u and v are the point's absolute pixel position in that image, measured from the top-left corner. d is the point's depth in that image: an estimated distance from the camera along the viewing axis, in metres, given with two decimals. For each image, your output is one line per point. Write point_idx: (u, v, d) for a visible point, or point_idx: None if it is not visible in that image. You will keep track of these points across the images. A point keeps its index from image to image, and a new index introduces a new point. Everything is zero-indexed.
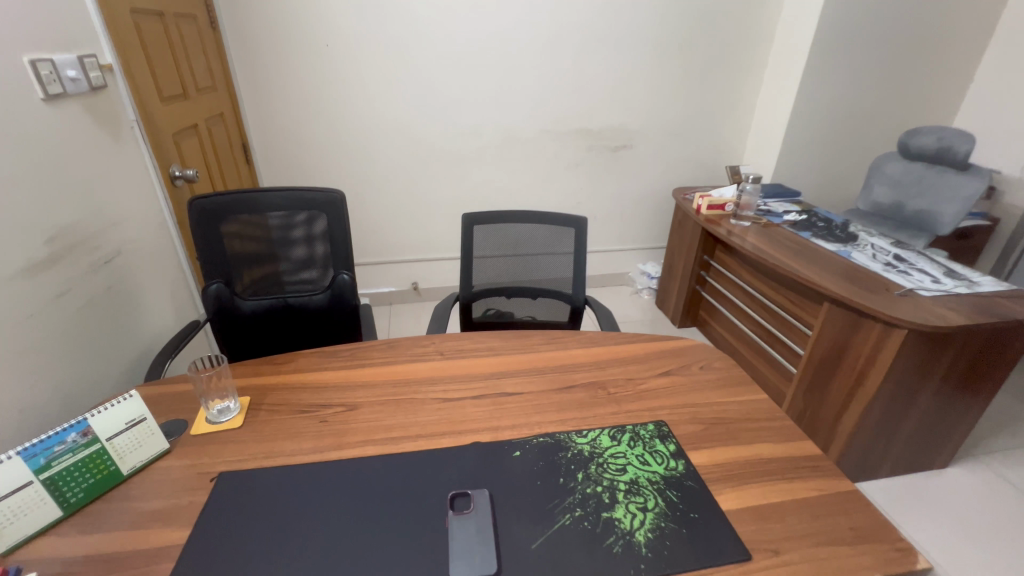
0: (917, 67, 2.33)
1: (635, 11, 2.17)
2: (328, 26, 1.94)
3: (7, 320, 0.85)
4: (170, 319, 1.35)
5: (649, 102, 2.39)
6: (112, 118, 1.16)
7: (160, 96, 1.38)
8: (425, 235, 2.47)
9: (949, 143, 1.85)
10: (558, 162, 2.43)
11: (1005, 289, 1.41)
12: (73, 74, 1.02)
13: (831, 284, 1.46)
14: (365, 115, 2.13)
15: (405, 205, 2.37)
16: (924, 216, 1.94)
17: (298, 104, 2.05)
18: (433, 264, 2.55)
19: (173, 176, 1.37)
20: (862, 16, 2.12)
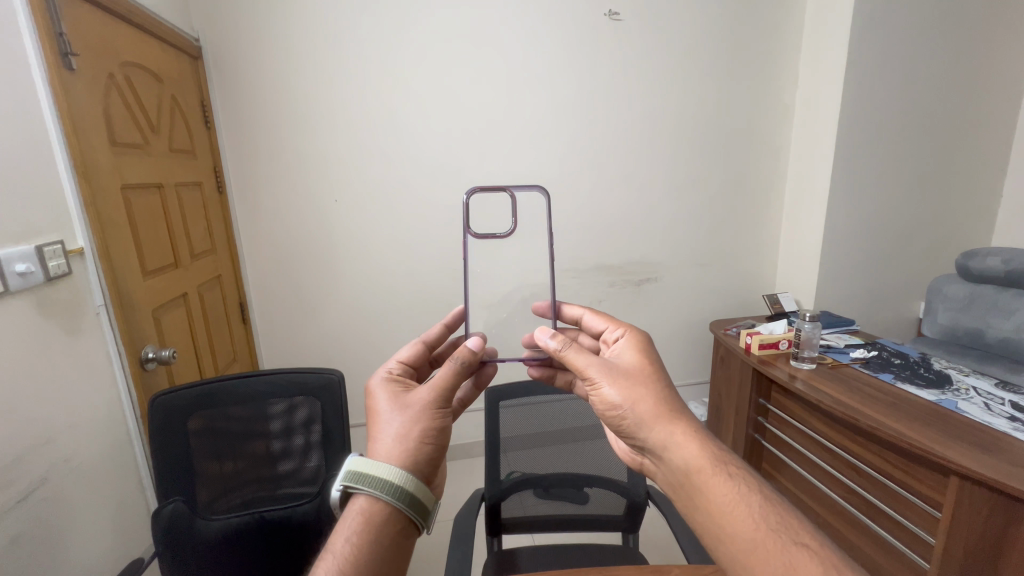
0: (949, 190, 2.23)
1: (646, 152, 2.17)
2: (338, 183, 1.91)
3: None
4: (101, 545, 1.03)
5: (670, 235, 2.29)
6: (69, 309, 1.00)
7: (143, 269, 1.24)
8: None
9: (1019, 266, 1.66)
10: (581, 300, 2.26)
11: None
12: (23, 267, 0.88)
13: (957, 453, 1.14)
14: (373, 267, 2.01)
15: None
16: (1018, 348, 1.65)
17: (303, 258, 1.94)
18: None
19: (142, 362, 1.18)
20: (881, 146, 2.08)
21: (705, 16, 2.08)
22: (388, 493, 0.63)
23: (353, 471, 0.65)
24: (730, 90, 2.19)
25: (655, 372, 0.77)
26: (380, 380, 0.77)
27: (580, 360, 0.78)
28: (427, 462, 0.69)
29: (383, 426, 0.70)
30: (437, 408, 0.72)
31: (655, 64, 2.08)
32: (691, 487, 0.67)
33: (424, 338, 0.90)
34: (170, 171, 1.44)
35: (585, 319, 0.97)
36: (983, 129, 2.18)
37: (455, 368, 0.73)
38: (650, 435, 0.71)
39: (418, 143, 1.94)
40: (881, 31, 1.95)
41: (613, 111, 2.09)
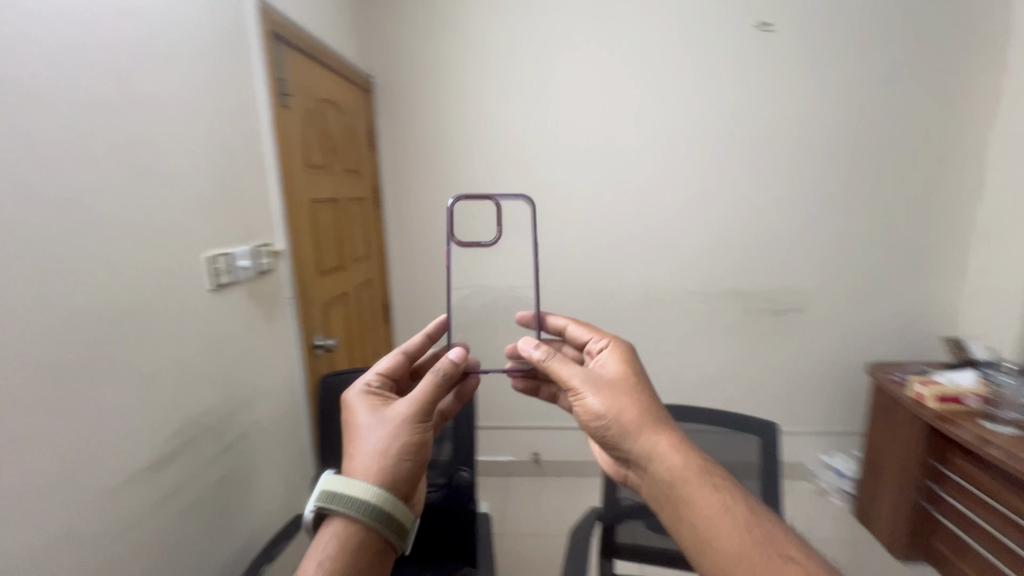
0: None
1: (794, 169, 1.97)
2: (473, 199, 2.08)
3: (114, 542, 0.79)
4: (274, 499, 1.23)
5: (821, 261, 2.04)
6: (271, 298, 1.23)
7: (319, 269, 1.49)
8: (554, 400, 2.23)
9: None
10: (710, 326, 2.13)
11: None
12: (245, 263, 1.11)
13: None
14: None
15: None
16: None
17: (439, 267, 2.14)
18: (557, 433, 2.27)
19: (314, 347, 1.41)
20: None
21: (877, 17, 1.85)
22: (362, 515, 0.65)
23: (327, 492, 0.66)
24: (908, 97, 1.90)
25: (639, 382, 0.75)
26: (356, 394, 0.79)
27: (564, 371, 0.78)
28: (407, 476, 0.71)
29: (362, 441, 0.72)
30: (418, 421, 0.74)
31: (811, 73, 1.90)
32: (678, 499, 0.64)
33: (405, 347, 0.91)
34: (344, 187, 1.70)
35: (570, 328, 0.93)
36: None
37: (436, 379, 0.76)
38: (635, 445, 0.69)
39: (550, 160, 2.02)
40: None
41: (757, 126, 1.95)
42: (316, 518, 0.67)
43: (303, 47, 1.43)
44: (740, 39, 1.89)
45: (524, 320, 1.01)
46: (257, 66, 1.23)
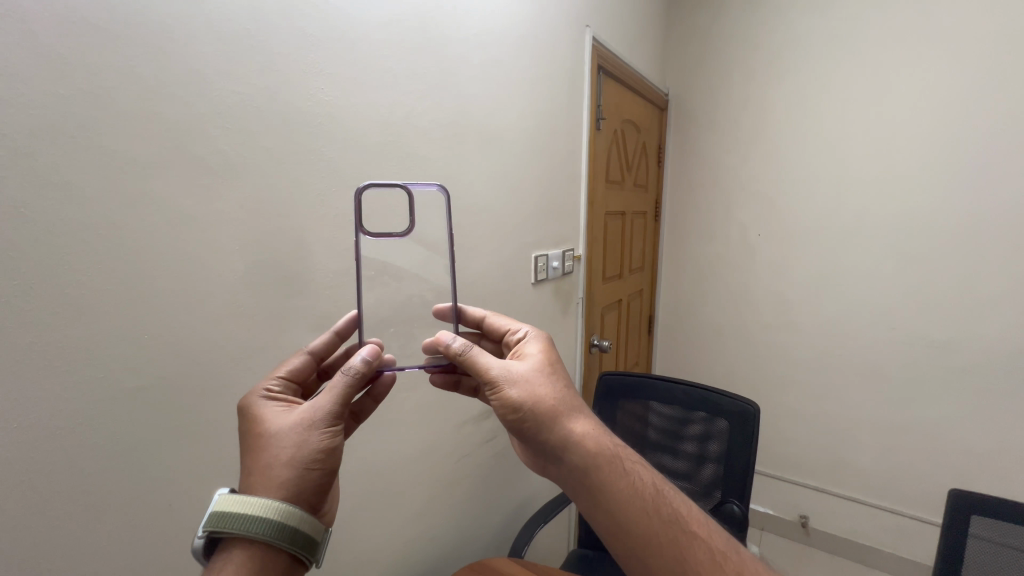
0: None
1: None
2: (763, 215, 1.91)
3: (454, 456, 1.12)
4: None
5: None
6: (568, 297, 1.44)
7: (603, 275, 1.64)
8: (838, 459, 1.86)
9: None
10: None
11: None
12: (556, 264, 1.34)
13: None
14: (784, 305, 1.91)
15: (815, 414, 1.90)
16: None
17: (715, 285, 2.07)
18: (839, 502, 1.88)
19: (591, 345, 1.58)
20: None
21: None
22: (265, 535, 0.51)
23: (219, 516, 0.51)
24: None
25: (558, 369, 0.70)
26: (256, 399, 0.61)
27: (481, 358, 0.68)
28: (317, 490, 0.57)
29: (261, 450, 0.56)
30: (328, 425, 0.59)
31: None
32: (597, 488, 0.61)
33: (305, 350, 0.72)
34: (633, 201, 1.82)
35: (491, 318, 0.84)
36: None
37: (346, 381, 0.61)
38: (552, 435, 0.63)
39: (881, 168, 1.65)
40: None
41: None
42: (211, 547, 0.52)
43: (618, 76, 1.60)
44: None
45: (440, 313, 0.82)
46: (586, 96, 1.44)
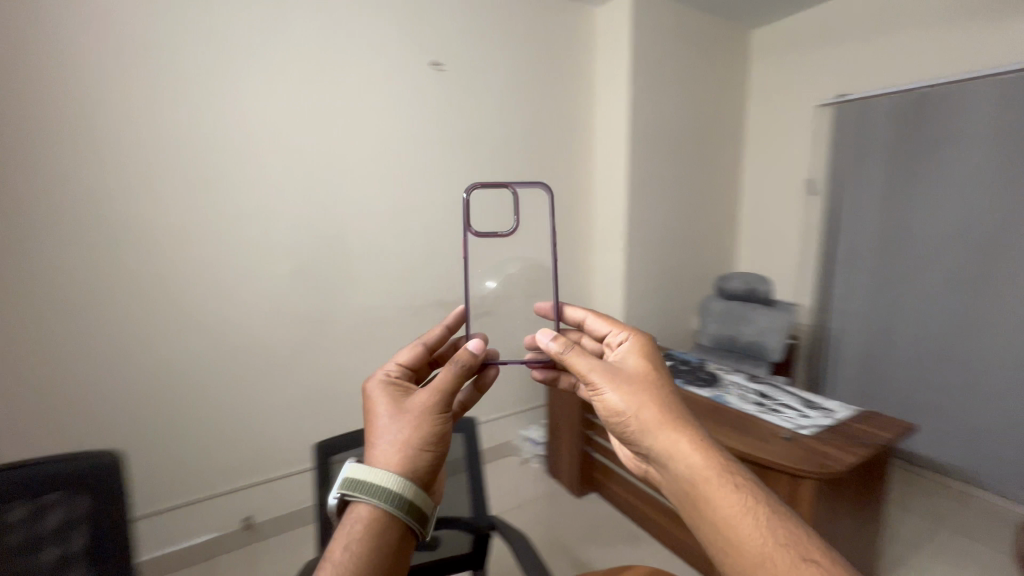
0: (706, 215, 2.78)
1: (469, 181, 2.20)
2: (112, 212, 1.52)
3: None
4: None
5: (503, 270, 2.36)
6: None
7: None
8: (261, 455, 1.88)
9: (754, 286, 2.13)
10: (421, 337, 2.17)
11: (851, 411, 1.57)
12: None
13: (752, 445, 1.37)
14: (164, 314, 1.64)
15: (227, 418, 1.79)
16: (757, 346, 2.07)
17: (60, 309, 1.48)
18: (269, 487, 1.91)
19: None
20: (653, 177, 2.49)
21: (515, 58, 2.25)
22: (383, 500, 0.73)
23: (352, 479, 0.74)
24: (543, 128, 2.38)
25: (659, 376, 0.85)
26: (376, 386, 0.87)
27: (579, 363, 0.86)
28: (428, 465, 0.79)
29: (381, 433, 0.80)
30: (438, 413, 0.82)
31: (481, 113, 2.20)
32: (702, 499, 0.72)
33: (422, 342, 1.00)
34: None
35: (589, 323, 1.04)
36: (718, 167, 2.78)
37: (456, 370, 0.84)
38: (653, 440, 0.78)
39: (230, 163, 1.68)
40: (644, 92, 2.39)
41: (439, 145, 2.10)
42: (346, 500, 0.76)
43: None
44: (420, 74, 2.02)
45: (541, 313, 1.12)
46: None
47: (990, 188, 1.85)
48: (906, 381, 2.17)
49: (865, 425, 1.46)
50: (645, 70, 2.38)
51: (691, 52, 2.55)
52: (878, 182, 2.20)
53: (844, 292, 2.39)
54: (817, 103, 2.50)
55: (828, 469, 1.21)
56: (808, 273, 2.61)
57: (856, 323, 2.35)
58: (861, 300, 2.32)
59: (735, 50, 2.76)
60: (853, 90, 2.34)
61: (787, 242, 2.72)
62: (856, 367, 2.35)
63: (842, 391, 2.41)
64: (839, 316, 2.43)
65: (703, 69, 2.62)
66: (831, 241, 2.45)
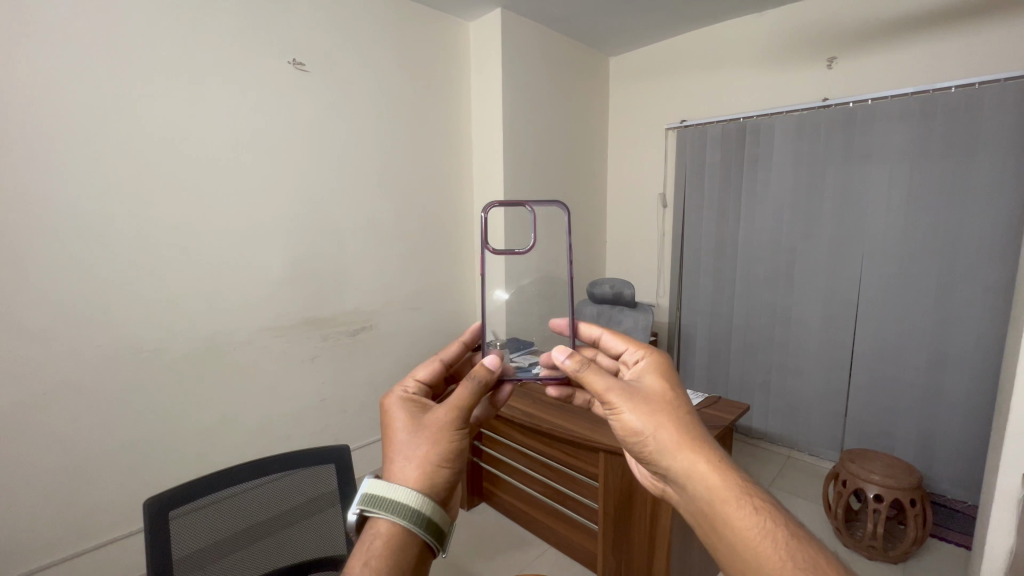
0: (575, 227, 2.98)
1: (338, 191, 2.06)
2: None
3: None
4: None
5: (379, 284, 2.25)
6: None
7: None
8: (87, 517, 1.52)
9: (619, 290, 2.32)
10: (288, 360, 1.97)
11: (701, 398, 1.78)
12: None
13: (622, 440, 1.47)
14: None
15: (27, 487, 1.40)
16: None
17: None
18: (91, 561, 1.55)
19: None
20: (526, 190, 2.59)
21: (384, 66, 2.18)
22: (403, 517, 0.64)
23: (373, 496, 0.65)
24: (416, 138, 2.34)
25: (678, 396, 0.74)
26: (400, 401, 0.79)
27: (597, 381, 0.76)
28: (445, 483, 0.70)
29: (401, 448, 0.71)
30: (456, 429, 0.74)
31: (349, 119, 2.08)
32: (722, 526, 0.60)
33: (440, 357, 0.92)
34: None
35: (606, 340, 0.95)
36: (584, 182, 3.00)
37: (473, 385, 0.76)
38: (671, 464, 0.67)
39: (16, 162, 1.33)
40: (516, 110, 2.49)
41: (301, 151, 1.93)
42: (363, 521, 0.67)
43: None
44: (277, 72, 1.83)
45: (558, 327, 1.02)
46: None
47: (793, 204, 2.25)
48: (740, 367, 2.55)
49: (711, 409, 1.68)
50: (515, 88, 2.48)
51: (557, 73, 2.72)
52: (713, 198, 2.56)
53: (690, 293, 2.73)
54: (664, 126, 2.83)
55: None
56: (662, 277, 2.94)
57: (701, 319, 2.70)
58: (703, 299, 2.67)
59: (595, 75, 3.01)
60: (692, 117, 2.70)
61: (644, 251, 3.03)
62: (703, 358, 2.70)
63: (693, 381, 2.75)
64: (688, 314, 2.77)
65: (568, 90, 2.81)
66: (679, 249, 2.79)
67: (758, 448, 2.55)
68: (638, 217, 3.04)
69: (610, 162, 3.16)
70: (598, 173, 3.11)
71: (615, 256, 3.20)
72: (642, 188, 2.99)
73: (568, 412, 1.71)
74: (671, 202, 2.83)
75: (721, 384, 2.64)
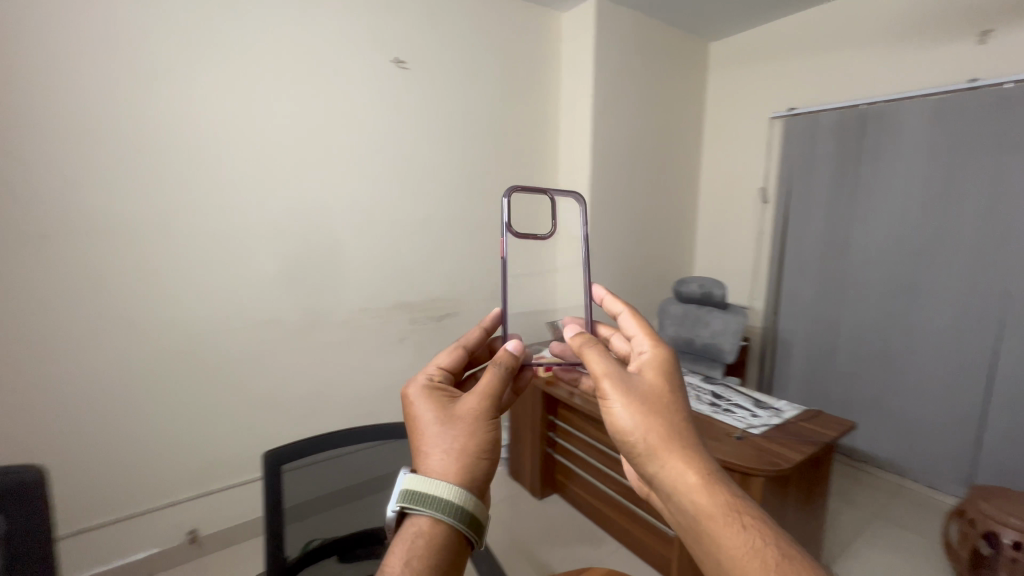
0: (664, 221, 2.87)
1: (431, 182, 2.17)
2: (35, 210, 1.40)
3: None
4: None
5: (466, 272, 2.34)
6: None
7: None
8: (212, 461, 1.78)
9: (709, 289, 2.20)
10: (380, 339, 2.12)
11: (797, 410, 1.65)
12: None
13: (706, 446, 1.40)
14: (98, 319, 1.52)
15: (169, 428, 1.68)
16: (711, 349, 2.14)
17: None
18: (214, 498, 1.81)
19: None
20: (612, 183, 2.54)
21: (480, 62, 2.25)
22: (446, 512, 0.64)
23: (411, 491, 0.65)
24: (507, 131, 2.39)
25: (674, 394, 0.72)
26: (423, 390, 0.78)
27: (596, 369, 0.76)
28: (483, 473, 0.71)
29: (434, 439, 0.71)
30: (489, 417, 0.75)
31: (444, 114, 2.17)
32: (700, 533, 0.60)
33: (461, 344, 0.92)
34: None
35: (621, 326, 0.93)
36: (676, 175, 2.88)
37: (498, 376, 0.79)
38: (655, 464, 0.66)
39: (170, 156, 1.57)
40: (606, 101, 2.44)
41: (400, 145, 2.06)
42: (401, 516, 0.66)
43: None
44: (382, 72, 1.97)
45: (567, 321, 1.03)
46: None
47: (922, 201, 1.98)
48: (845, 382, 2.31)
49: (809, 423, 1.54)
50: (608, 79, 2.42)
51: (651, 62, 2.62)
52: (822, 194, 2.33)
53: (790, 297, 2.52)
54: (769, 116, 2.62)
55: (778, 467, 1.26)
56: (757, 279, 2.74)
57: (801, 325, 2.48)
58: (806, 304, 2.45)
59: (693, 62, 2.86)
60: (802, 105, 2.47)
61: (738, 250, 2.84)
62: (801, 368, 2.48)
63: (788, 392, 2.54)
64: (786, 319, 2.55)
65: (664, 80, 2.70)
66: (780, 248, 2.57)
67: (862, 473, 2.30)
68: (733, 212, 2.85)
69: (705, 154, 2.99)
70: (691, 166, 2.96)
71: (705, 254, 3.04)
72: (740, 183, 2.80)
73: None
74: (772, 197, 2.62)
75: (820, 399, 2.41)
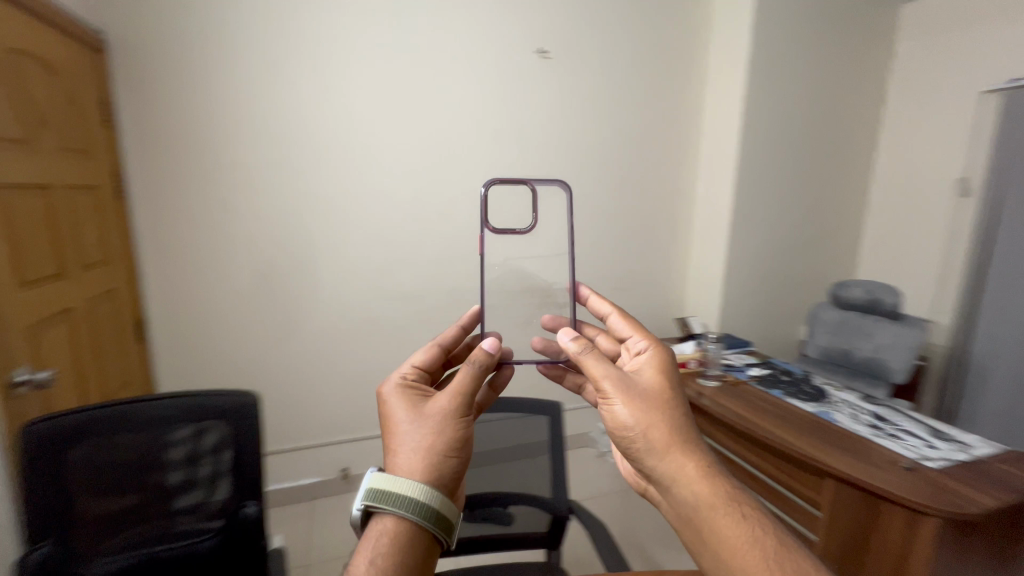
0: (823, 216, 2.53)
1: (566, 170, 2.20)
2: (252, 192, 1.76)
3: None
4: None
5: (595, 262, 2.34)
6: None
7: (21, 279, 1.17)
8: (363, 412, 2.07)
9: (877, 296, 1.88)
10: None
11: (995, 448, 1.35)
12: None
13: (864, 471, 1.23)
14: (289, 282, 1.87)
15: (334, 379, 1.99)
16: (875, 365, 1.85)
17: (209, 270, 1.76)
18: (365, 444, 2.10)
19: (14, 382, 1.13)
20: (762, 171, 2.31)
21: (624, 46, 2.19)
22: (412, 512, 0.65)
23: (375, 492, 0.66)
24: (648, 117, 2.30)
25: (676, 395, 0.71)
26: (396, 388, 0.78)
27: (596, 368, 0.73)
28: (451, 475, 0.71)
29: (402, 438, 0.72)
30: (459, 417, 0.74)
31: (584, 102, 2.17)
32: (707, 532, 0.61)
33: (438, 342, 0.89)
34: (62, 172, 1.35)
35: (613, 320, 0.91)
36: (842, 164, 2.51)
37: (472, 372, 0.76)
38: (658, 465, 0.66)
39: (346, 148, 1.84)
40: (762, 80, 2.21)
41: (538, 134, 2.13)
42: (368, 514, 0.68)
43: None
44: (527, 64, 2.04)
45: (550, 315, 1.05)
46: None
47: None
48: None
49: (1011, 465, 1.26)
50: (766, 56, 2.19)
51: (822, 34, 2.30)
52: None
53: None
54: (979, 90, 2.14)
55: (961, 510, 1.07)
56: (945, 288, 2.28)
57: None
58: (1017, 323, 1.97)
59: (879, 30, 2.45)
60: None
61: (921, 252, 2.39)
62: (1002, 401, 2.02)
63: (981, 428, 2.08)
64: None
65: (836, 53, 2.36)
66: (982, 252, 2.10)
67: None
68: (919, 207, 2.40)
69: (884, 139, 2.56)
70: (864, 153, 2.56)
71: (876, 256, 2.61)
72: (930, 172, 2.34)
73: (790, 422, 1.51)
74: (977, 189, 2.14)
75: None
